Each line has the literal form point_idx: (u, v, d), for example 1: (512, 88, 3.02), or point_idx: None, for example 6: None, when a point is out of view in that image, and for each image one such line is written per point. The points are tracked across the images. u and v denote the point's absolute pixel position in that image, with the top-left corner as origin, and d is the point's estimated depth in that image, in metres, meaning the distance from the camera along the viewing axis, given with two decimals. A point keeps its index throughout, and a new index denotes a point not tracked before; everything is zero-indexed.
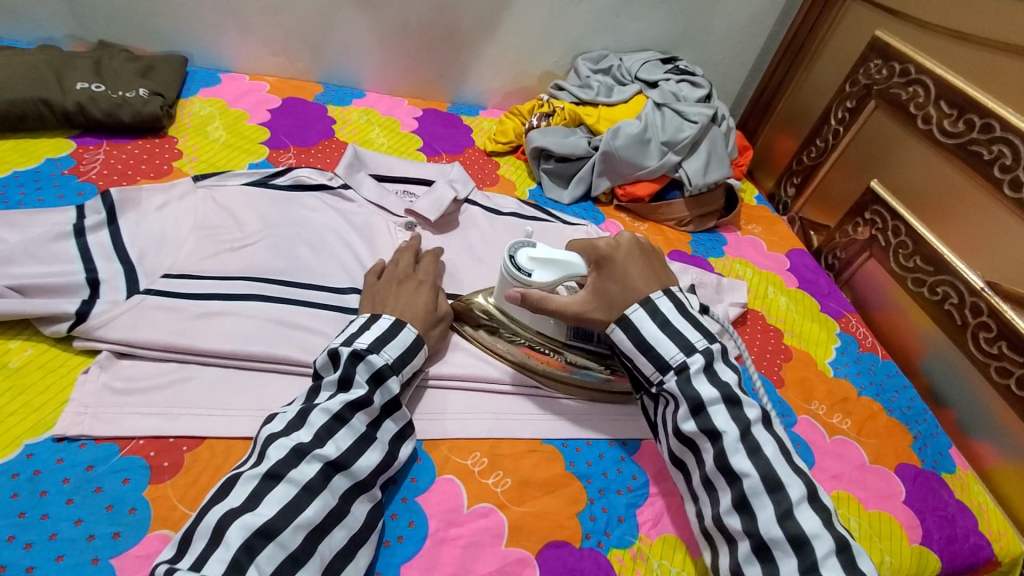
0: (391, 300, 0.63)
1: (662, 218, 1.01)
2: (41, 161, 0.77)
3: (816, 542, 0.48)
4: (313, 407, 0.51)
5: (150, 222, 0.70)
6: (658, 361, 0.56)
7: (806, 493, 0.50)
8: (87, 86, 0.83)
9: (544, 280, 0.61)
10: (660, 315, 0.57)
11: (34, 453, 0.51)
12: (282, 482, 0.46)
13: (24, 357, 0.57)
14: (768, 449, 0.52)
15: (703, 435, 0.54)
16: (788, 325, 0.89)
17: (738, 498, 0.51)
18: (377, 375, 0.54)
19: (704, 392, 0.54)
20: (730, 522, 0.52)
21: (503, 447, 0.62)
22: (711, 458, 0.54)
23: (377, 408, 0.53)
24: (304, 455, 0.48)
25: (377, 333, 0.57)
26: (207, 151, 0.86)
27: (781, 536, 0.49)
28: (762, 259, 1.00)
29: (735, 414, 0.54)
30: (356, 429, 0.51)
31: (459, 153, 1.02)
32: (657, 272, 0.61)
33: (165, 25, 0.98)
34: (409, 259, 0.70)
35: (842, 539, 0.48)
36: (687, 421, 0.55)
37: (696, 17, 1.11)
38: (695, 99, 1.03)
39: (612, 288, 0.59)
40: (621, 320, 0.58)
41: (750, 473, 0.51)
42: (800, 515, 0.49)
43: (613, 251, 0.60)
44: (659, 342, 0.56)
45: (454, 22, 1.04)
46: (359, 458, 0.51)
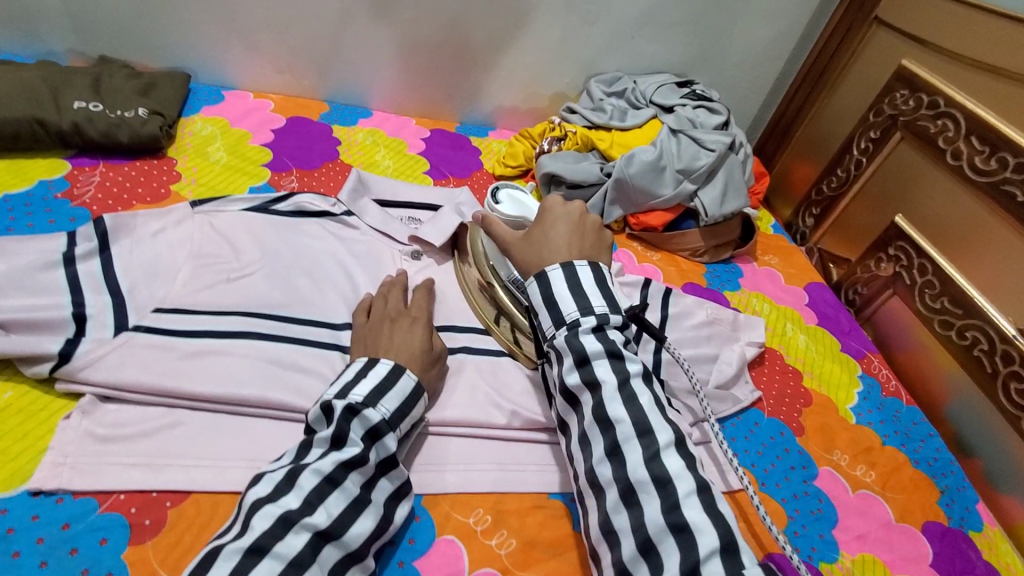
0: (387, 343, 0.60)
1: (675, 248, 0.97)
2: (34, 183, 0.74)
3: (678, 483, 0.46)
4: (303, 467, 0.47)
5: (144, 250, 0.67)
6: (555, 316, 0.54)
7: (674, 439, 0.49)
8: (84, 105, 0.81)
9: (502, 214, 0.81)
10: (573, 278, 0.55)
11: (7, 509, 0.48)
12: (268, 557, 0.42)
13: (3, 399, 0.54)
14: (644, 399, 0.50)
15: (585, 388, 0.51)
16: (808, 366, 0.85)
17: (610, 447, 0.49)
18: (372, 432, 0.51)
19: (588, 345, 0.52)
20: (601, 472, 0.49)
21: (506, 503, 0.58)
22: (590, 411, 0.51)
23: (373, 467, 0.50)
24: (292, 525, 0.44)
25: (374, 381, 0.54)
26: (206, 173, 0.83)
27: (645, 478, 0.47)
28: (780, 292, 0.96)
29: (617, 366, 0.52)
30: (350, 492, 0.48)
31: (467, 176, 0.99)
32: (588, 242, 0.60)
33: (168, 41, 0.96)
34: (399, 295, 0.68)
35: (703, 482, 0.46)
36: (571, 373, 0.52)
37: (714, 40, 1.08)
38: (712, 125, 0.99)
39: (540, 243, 0.60)
40: (538, 273, 0.56)
41: (622, 420, 0.49)
42: (666, 458, 0.47)
43: (553, 207, 0.63)
44: (562, 299, 0.54)
45: (464, 41, 1.02)
46: (352, 525, 0.48)
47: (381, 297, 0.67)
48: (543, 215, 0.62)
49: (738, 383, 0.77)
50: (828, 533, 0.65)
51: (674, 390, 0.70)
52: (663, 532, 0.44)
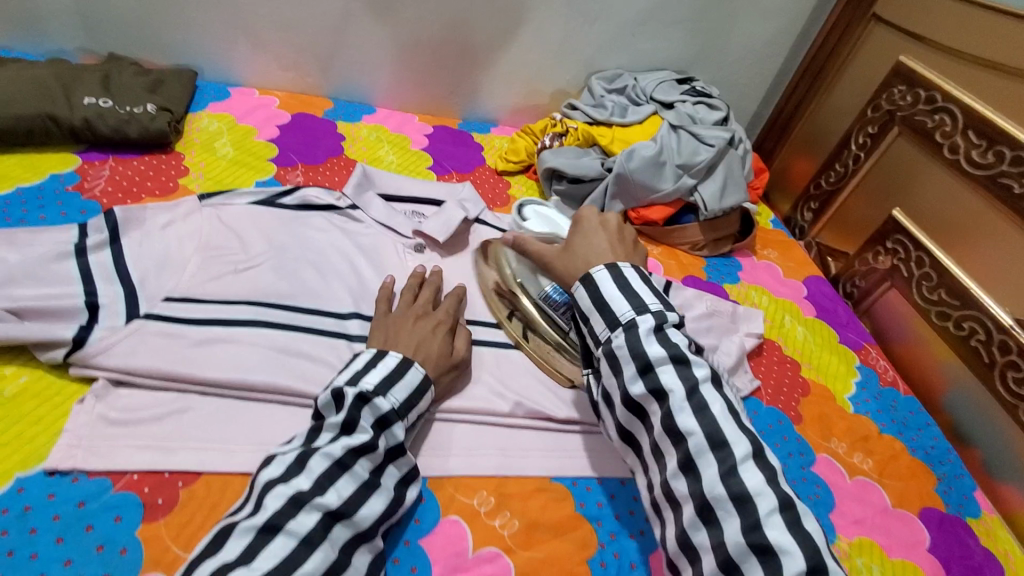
0: (401, 336, 0.61)
1: (676, 242, 0.98)
2: (46, 177, 0.76)
3: (759, 499, 0.46)
4: (313, 451, 0.49)
5: (154, 242, 0.69)
6: (608, 318, 0.54)
7: (751, 451, 0.48)
8: (94, 101, 0.82)
9: (537, 228, 0.86)
10: (621, 278, 0.56)
11: (25, 487, 0.49)
12: (281, 534, 0.44)
13: (19, 384, 0.55)
14: (715, 408, 0.50)
15: (651, 397, 0.51)
16: (806, 357, 0.86)
17: (683, 460, 0.49)
18: (382, 420, 0.53)
19: (651, 350, 0.51)
20: (676, 486, 0.49)
21: (509, 486, 0.59)
22: (658, 421, 0.51)
23: (381, 453, 0.51)
24: (303, 504, 0.46)
25: (384, 372, 0.55)
26: (214, 167, 0.85)
27: (723, 494, 0.47)
28: (778, 285, 0.98)
29: (683, 372, 0.51)
30: (359, 476, 0.49)
31: (469, 171, 1.01)
32: (628, 246, 0.63)
33: (176, 39, 0.97)
34: (430, 294, 0.68)
35: (785, 498, 0.46)
36: (634, 382, 0.51)
37: (713, 37, 1.09)
38: (711, 121, 1.01)
39: (585, 249, 0.61)
40: (585, 277, 0.57)
41: (694, 431, 0.49)
42: (744, 473, 0.47)
43: (589, 216, 0.65)
44: (613, 300, 0.55)
45: (467, 39, 1.03)
46: (362, 505, 0.49)
47: (411, 293, 0.68)
48: (580, 225, 0.64)
49: (737, 373, 0.78)
50: (826, 517, 0.67)
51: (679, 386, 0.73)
52: (746, 550, 0.45)
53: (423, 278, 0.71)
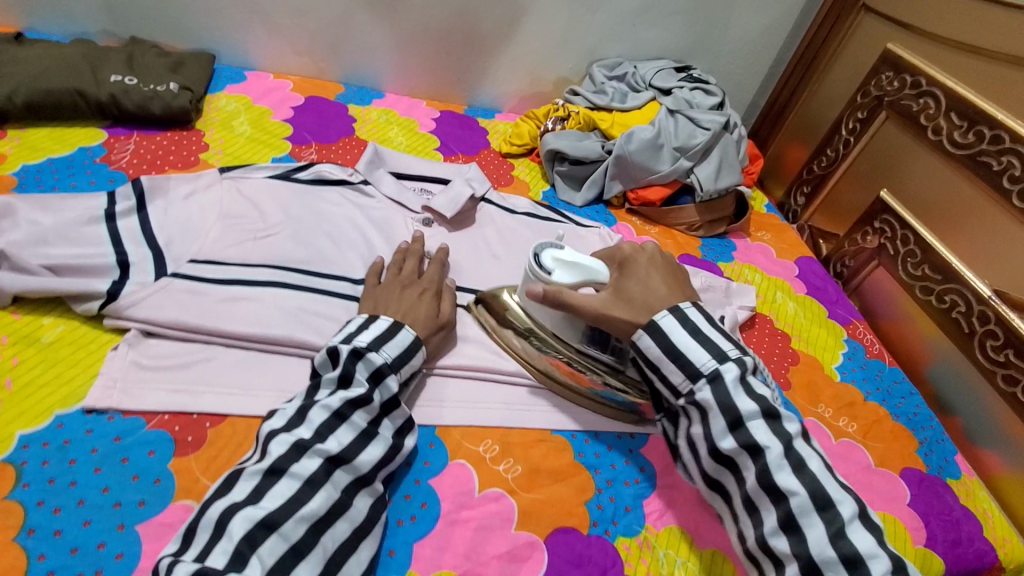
0: (390, 303, 0.65)
1: (673, 222, 1.02)
2: (75, 149, 0.80)
3: (873, 562, 0.46)
4: (313, 404, 0.52)
5: (178, 211, 0.73)
6: (688, 369, 0.56)
7: (857, 511, 0.49)
8: (120, 79, 0.86)
9: (563, 281, 0.63)
10: (690, 323, 0.57)
11: (64, 423, 0.53)
12: (286, 476, 0.48)
13: (57, 332, 0.60)
14: (813, 465, 0.51)
15: (743, 451, 0.53)
16: (796, 330, 0.90)
17: (785, 519, 0.50)
18: (376, 374, 0.56)
19: (742, 404, 0.53)
20: (777, 544, 0.50)
21: (513, 436, 0.63)
22: (752, 476, 0.52)
23: (377, 406, 0.55)
24: (306, 450, 0.49)
25: (376, 332, 0.59)
26: (232, 144, 0.89)
27: (834, 558, 0.47)
28: (772, 265, 1.01)
29: (775, 428, 0.53)
30: (357, 426, 0.53)
31: (475, 153, 1.05)
32: (680, 284, 0.63)
33: (195, 24, 1.02)
34: (414, 264, 0.71)
35: (898, 559, 0.47)
36: (725, 436, 0.53)
37: (711, 27, 1.13)
38: (707, 106, 1.05)
39: (644, 298, 0.60)
40: (651, 327, 0.57)
41: (797, 491, 0.50)
42: (853, 534, 0.48)
43: (635, 255, 0.63)
44: (690, 350, 0.56)
45: (475, 26, 1.07)
46: (361, 452, 0.52)
47: (397, 265, 0.70)
48: (628, 268, 0.62)
49: None
50: None
51: None
52: None
53: (406, 249, 0.74)
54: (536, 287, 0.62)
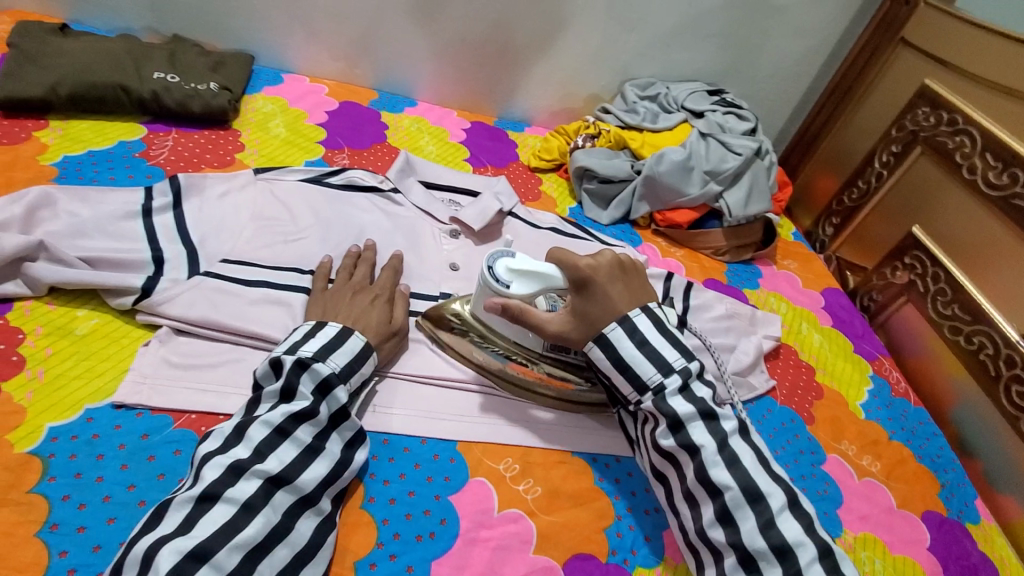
0: (339, 308, 0.64)
1: (698, 246, 1.01)
2: (115, 143, 0.81)
3: (799, 550, 0.51)
4: (253, 420, 0.51)
5: (212, 210, 0.74)
6: (636, 381, 0.59)
7: (786, 501, 0.53)
8: (163, 76, 0.88)
9: (522, 293, 0.63)
10: (638, 334, 0.59)
11: (93, 418, 0.53)
12: (220, 502, 0.46)
13: (90, 325, 0.60)
14: (746, 459, 0.55)
15: (682, 450, 0.56)
16: (821, 363, 0.90)
17: (720, 511, 0.54)
18: (323, 385, 0.55)
19: (680, 408, 0.56)
20: (714, 535, 0.54)
21: (534, 455, 0.63)
22: (692, 473, 0.56)
23: (324, 419, 0.54)
24: (243, 472, 0.48)
25: (323, 340, 0.57)
26: (268, 145, 0.90)
27: (765, 547, 0.52)
28: (797, 294, 1.01)
29: (712, 427, 0.56)
30: (301, 441, 0.52)
31: (504, 166, 1.05)
32: (636, 295, 0.62)
33: (237, 25, 1.04)
34: (365, 271, 0.70)
35: (824, 546, 0.52)
36: (666, 437, 0.57)
37: (745, 52, 1.13)
38: (740, 131, 1.04)
39: (601, 320, 0.60)
40: (601, 339, 0.59)
41: (731, 485, 0.53)
42: (782, 524, 0.52)
43: (594, 275, 0.60)
44: (637, 363, 0.58)
45: (509, 40, 1.08)
46: (304, 470, 0.51)
47: (347, 271, 0.70)
48: (589, 290, 0.60)
49: (754, 372, 0.82)
50: (833, 511, 0.70)
51: None
52: None
53: (357, 254, 0.73)
54: (494, 301, 0.61)
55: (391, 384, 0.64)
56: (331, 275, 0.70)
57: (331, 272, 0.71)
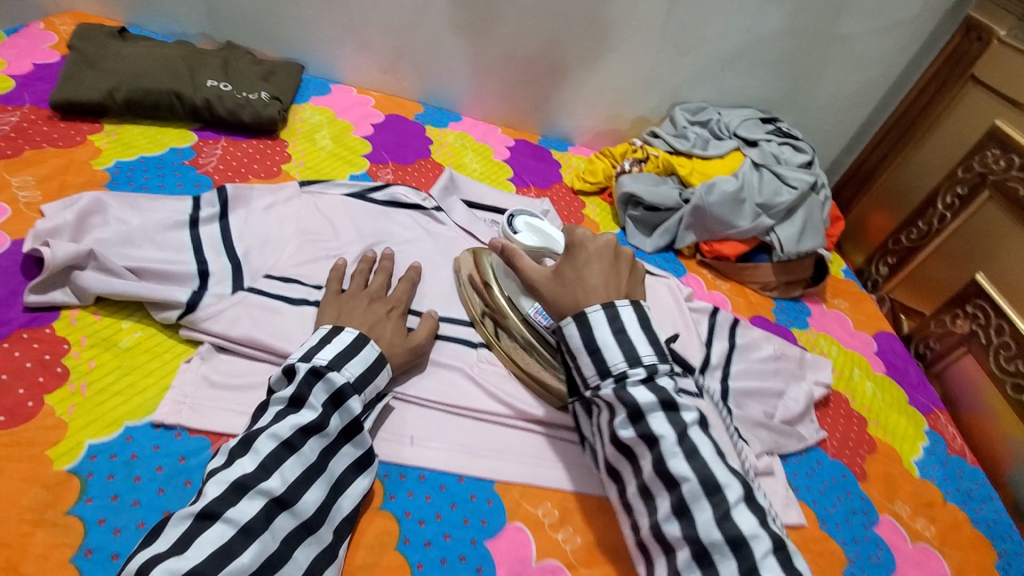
0: (355, 314, 0.63)
1: (746, 280, 0.97)
2: (166, 149, 0.81)
3: (754, 542, 0.49)
4: (260, 432, 0.50)
5: (257, 222, 0.74)
6: (600, 365, 0.55)
7: (743, 494, 0.51)
8: (216, 84, 0.88)
9: (526, 241, 0.76)
10: (617, 321, 0.55)
11: (133, 436, 0.53)
12: (219, 522, 0.45)
13: (134, 338, 0.60)
14: (705, 452, 0.52)
15: (641, 441, 0.53)
16: (873, 414, 0.86)
17: (677, 504, 0.51)
18: (336, 395, 0.53)
19: (641, 399, 0.53)
20: (669, 529, 0.51)
21: (574, 501, 0.60)
22: (649, 465, 0.53)
23: (332, 434, 0.52)
24: (247, 490, 0.46)
25: (338, 348, 0.56)
26: (314, 157, 0.90)
27: (720, 540, 0.49)
28: (848, 337, 0.97)
29: (672, 417, 0.53)
30: (306, 458, 0.50)
31: (547, 187, 1.03)
32: (622, 282, 0.59)
33: (290, 34, 1.04)
34: (382, 280, 0.69)
35: (777, 539, 0.49)
36: (625, 427, 0.53)
37: (804, 79, 1.09)
38: (796, 163, 1.00)
39: (576, 283, 0.58)
40: (579, 316, 0.56)
41: (688, 477, 0.51)
42: (737, 516, 0.50)
43: (585, 241, 0.60)
44: (606, 347, 0.55)
45: (559, 58, 1.05)
46: (304, 493, 0.49)
47: (362, 277, 0.67)
48: (573, 252, 0.60)
49: (802, 421, 0.80)
50: None
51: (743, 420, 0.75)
52: None
53: (373, 261, 0.71)
54: (497, 241, 0.64)
55: (430, 414, 0.63)
56: (343, 280, 0.68)
57: (344, 276, 0.69)
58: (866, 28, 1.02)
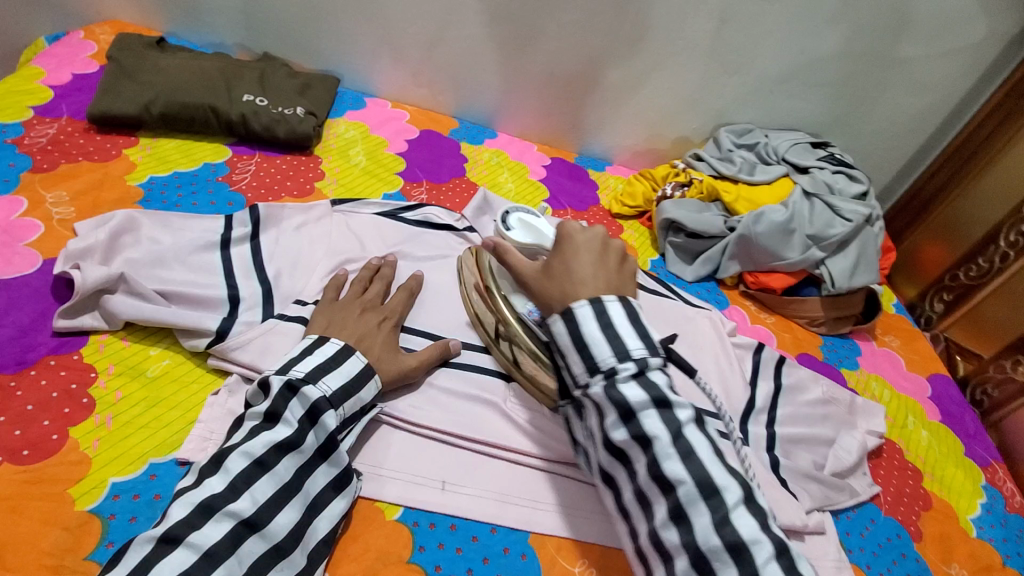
0: (345, 323, 0.61)
1: (792, 314, 0.93)
2: (200, 165, 0.80)
3: (755, 548, 0.44)
4: (231, 450, 0.48)
5: (288, 242, 0.71)
6: (588, 361, 0.51)
7: (743, 497, 0.46)
8: (252, 98, 0.86)
9: (517, 236, 0.74)
10: (604, 316, 0.51)
11: (157, 474, 0.51)
12: (180, 547, 0.42)
13: (161, 366, 0.58)
14: (702, 452, 0.47)
15: (634, 444, 0.49)
16: (928, 466, 0.80)
17: (673, 509, 0.47)
18: (312, 410, 0.52)
19: (631, 396, 0.48)
20: (666, 536, 0.47)
21: (613, 560, 0.57)
22: (643, 468, 0.48)
23: (308, 451, 0.51)
24: (213, 512, 0.45)
25: (317, 361, 0.55)
26: (347, 175, 0.87)
27: (719, 546, 0.44)
28: (900, 378, 0.91)
29: (666, 416, 0.48)
30: (279, 477, 0.49)
31: (585, 210, 0.99)
32: (614, 273, 0.56)
33: (327, 48, 1.03)
34: (379, 288, 0.67)
35: (781, 543, 0.44)
36: (616, 428, 0.49)
37: (858, 102, 1.03)
38: (851, 194, 0.95)
39: (564, 276, 0.55)
40: (566, 312, 0.53)
41: (683, 479, 0.47)
42: (737, 520, 0.45)
43: (573, 233, 0.58)
44: (594, 343, 0.51)
45: (600, 75, 1.02)
46: (277, 515, 0.48)
47: (361, 285, 0.67)
48: (562, 244, 0.57)
49: (854, 474, 0.75)
50: None
51: (791, 471, 0.71)
52: None
53: (376, 268, 0.70)
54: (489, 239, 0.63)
55: (462, 457, 0.60)
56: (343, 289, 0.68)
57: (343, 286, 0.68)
58: (928, 52, 0.97)
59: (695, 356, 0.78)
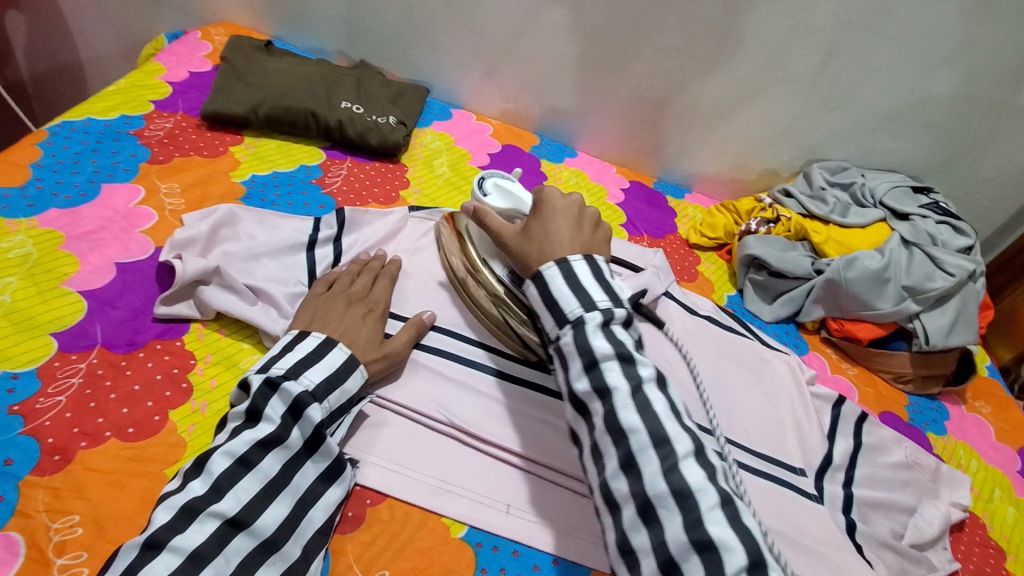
0: (329, 318, 0.62)
1: (876, 367, 0.87)
2: (297, 166, 0.84)
3: (700, 495, 0.44)
4: (213, 452, 0.49)
5: (369, 246, 0.73)
6: (557, 315, 0.53)
7: (693, 449, 0.46)
8: (349, 105, 0.90)
9: (494, 201, 0.71)
10: (571, 275, 0.54)
11: None
12: (164, 551, 0.44)
13: (253, 360, 0.60)
14: (658, 406, 0.48)
15: (594, 394, 0.49)
16: (1014, 546, 0.73)
17: (624, 458, 0.47)
18: (294, 406, 0.53)
19: (597, 346, 0.50)
20: (616, 486, 0.47)
21: None
22: (600, 420, 0.49)
23: (294, 446, 0.52)
24: (196, 514, 0.46)
25: (295, 358, 0.56)
26: (431, 184, 0.89)
27: (664, 492, 0.44)
28: (990, 448, 0.84)
29: (628, 370, 0.49)
30: (265, 474, 0.50)
31: (662, 237, 0.97)
32: (587, 238, 0.60)
33: (421, 59, 1.05)
34: (366, 280, 0.67)
35: (726, 494, 0.44)
36: (579, 379, 0.50)
37: (966, 147, 0.96)
38: (956, 247, 0.89)
39: (542, 237, 0.59)
40: (536, 275, 0.55)
41: (636, 428, 0.47)
42: (685, 468, 0.45)
43: (552, 198, 0.62)
44: (562, 297, 0.53)
45: (691, 100, 1.00)
46: (262, 513, 0.49)
47: (347, 279, 0.67)
48: (541, 208, 0.61)
49: (933, 548, 0.69)
50: None
51: (868, 536, 0.67)
52: (687, 549, 0.43)
53: (365, 261, 0.70)
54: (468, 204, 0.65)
55: (526, 483, 0.60)
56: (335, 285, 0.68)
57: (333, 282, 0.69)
58: None
59: (767, 404, 0.74)
